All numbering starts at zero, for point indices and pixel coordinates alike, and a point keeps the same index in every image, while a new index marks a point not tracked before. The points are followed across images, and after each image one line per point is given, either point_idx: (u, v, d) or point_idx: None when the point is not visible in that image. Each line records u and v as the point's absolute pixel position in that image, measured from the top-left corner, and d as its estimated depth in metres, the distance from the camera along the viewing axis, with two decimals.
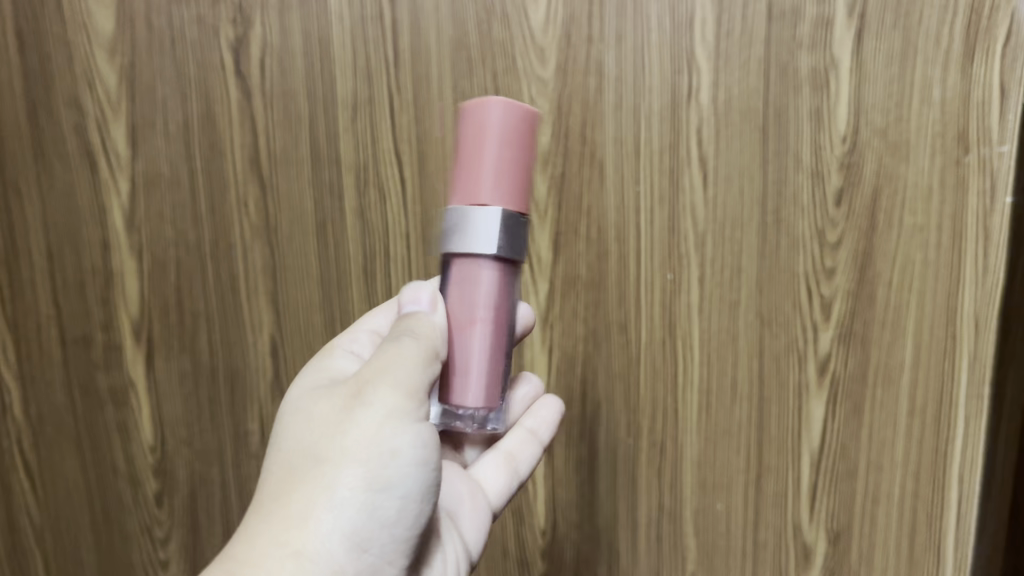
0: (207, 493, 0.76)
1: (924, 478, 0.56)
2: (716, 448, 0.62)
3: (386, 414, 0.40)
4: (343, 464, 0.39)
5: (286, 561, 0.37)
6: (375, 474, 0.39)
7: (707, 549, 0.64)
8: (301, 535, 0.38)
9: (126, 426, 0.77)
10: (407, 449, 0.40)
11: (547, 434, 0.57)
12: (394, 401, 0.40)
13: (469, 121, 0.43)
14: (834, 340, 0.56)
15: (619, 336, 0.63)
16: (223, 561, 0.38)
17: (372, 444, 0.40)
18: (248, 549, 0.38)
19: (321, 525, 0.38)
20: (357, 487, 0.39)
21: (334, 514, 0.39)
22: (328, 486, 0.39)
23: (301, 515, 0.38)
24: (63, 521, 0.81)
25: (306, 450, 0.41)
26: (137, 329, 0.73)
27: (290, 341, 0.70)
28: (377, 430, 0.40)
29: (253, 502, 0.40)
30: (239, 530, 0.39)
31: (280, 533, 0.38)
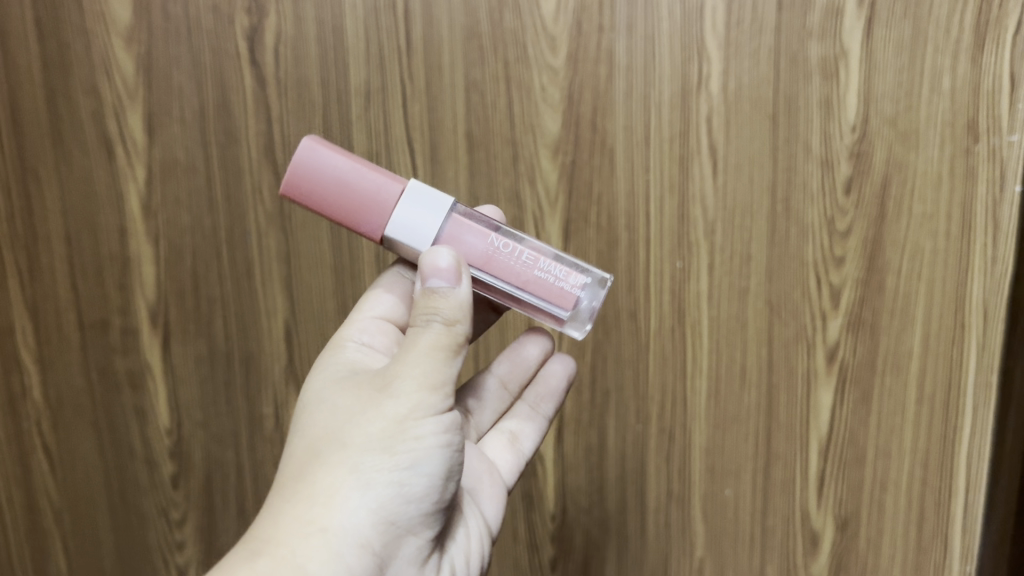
0: (223, 475, 0.77)
1: (932, 466, 0.57)
2: (725, 434, 0.63)
3: (408, 402, 0.41)
4: (366, 449, 0.41)
5: (311, 535, 0.39)
6: (398, 459, 0.41)
7: (715, 534, 0.65)
8: (326, 513, 0.40)
9: (143, 409, 0.78)
10: (430, 433, 0.41)
11: (552, 405, 0.57)
12: (420, 390, 0.41)
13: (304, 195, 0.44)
14: (843, 328, 0.57)
15: (628, 323, 0.63)
16: (252, 538, 0.40)
17: (395, 429, 0.41)
18: (274, 528, 0.40)
19: (346, 503, 0.40)
20: (381, 470, 0.41)
21: (359, 493, 0.40)
22: (354, 467, 0.41)
23: (327, 495, 0.40)
24: (82, 501, 0.82)
25: (329, 437, 0.42)
26: (154, 314, 0.74)
27: (304, 326, 0.71)
28: (400, 418, 0.41)
29: (281, 483, 0.42)
30: (268, 509, 0.41)
31: (306, 511, 0.40)
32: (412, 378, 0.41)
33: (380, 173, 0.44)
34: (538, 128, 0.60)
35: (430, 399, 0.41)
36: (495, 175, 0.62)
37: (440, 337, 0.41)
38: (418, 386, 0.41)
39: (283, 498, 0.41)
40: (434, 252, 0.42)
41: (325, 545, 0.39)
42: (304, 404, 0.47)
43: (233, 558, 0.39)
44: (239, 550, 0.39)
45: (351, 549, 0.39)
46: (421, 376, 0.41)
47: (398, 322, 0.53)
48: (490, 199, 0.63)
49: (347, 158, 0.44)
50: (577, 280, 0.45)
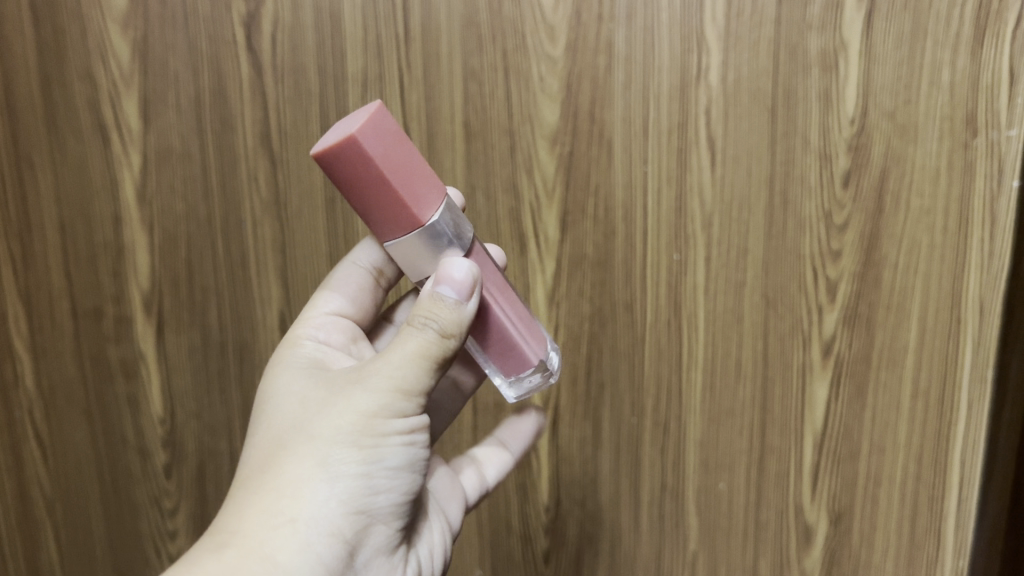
0: (215, 466, 0.77)
1: (927, 461, 0.57)
2: (719, 428, 0.63)
3: (378, 399, 0.41)
4: (336, 442, 0.41)
5: (281, 526, 0.40)
6: (366, 453, 0.41)
7: (709, 528, 0.65)
8: (294, 504, 0.40)
9: (135, 398, 0.78)
10: (397, 430, 0.41)
11: (522, 443, 0.60)
12: (393, 388, 0.41)
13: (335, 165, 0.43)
14: (839, 322, 0.57)
15: (625, 315, 0.63)
16: (218, 529, 0.40)
17: (364, 425, 0.41)
18: (243, 518, 0.40)
19: (316, 495, 0.40)
20: (350, 463, 0.41)
21: (329, 485, 0.41)
22: (324, 460, 0.41)
23: (294, 488, 0.40)
24: (74, 489, 0.82)
25: (299, 427, 0.42)
26: (148, 302, 0.74)
27: (297, 316, 0.70)
28: (370, 414, 0.41)
29: (248, 471, 0.43)
30: (236, 497, 0.41)
31: (275, 503, 0.40)
32: (385, 374, 0.41)
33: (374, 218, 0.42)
34: (535, 118, 0.60)
35: (401, 399, 0.41)
36: (492, 165, 0.62)
37: (432, 343, 0.41)
38: (392, 385, 0.41)
39: (250, 487, 0.41)
40: (459, 275, 0.41)
41: (294, 534, 0.40)
42: (269, 393, 0.46)
43: (200, 548, 0.39)
44: (208, 539, 0.40)
45: (321, 539, 0.40)
46: (393, 374, 0.41)
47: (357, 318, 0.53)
48: (488, 189, 0.63)
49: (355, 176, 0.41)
50: (517, 367, 0.47)
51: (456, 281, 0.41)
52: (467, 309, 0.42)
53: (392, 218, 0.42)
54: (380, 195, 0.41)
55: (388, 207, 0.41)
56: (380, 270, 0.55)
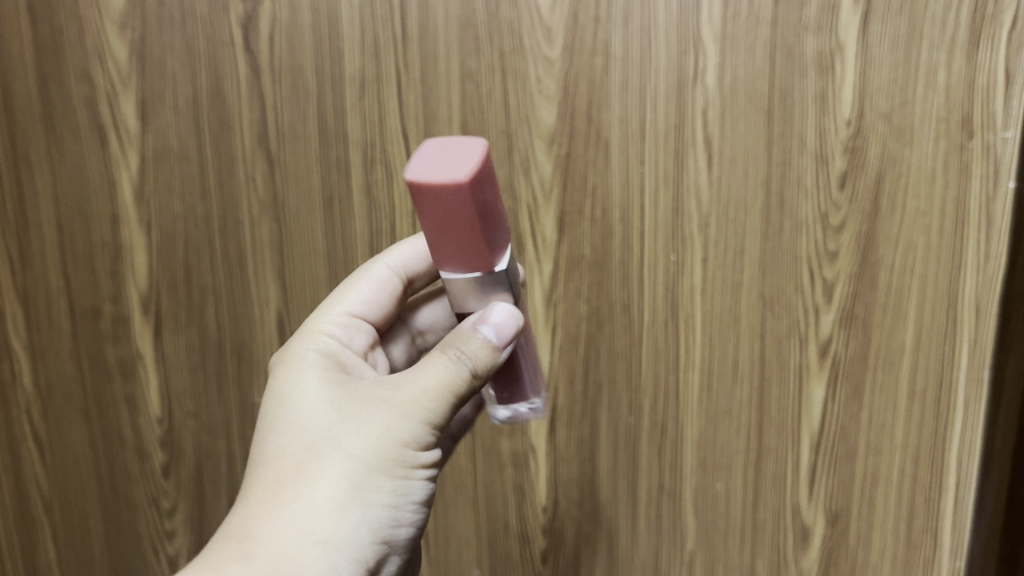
0: (213, 465, 0.77)
1: (923, 461, 0.57)
2: (716, 428, 0.63)
3: (413, 428, 0.41)
4: (372, 465, 0.40)
5: (313, 548, 0.38)
6: (395, 483, 0.41)
7: (706, 528, 0.65)
8: (326, 525, 0.39)
9: (133, 398, 0.78)
10: (423, 463, 0.42)
11: None
12: (430, 415, 0.41)
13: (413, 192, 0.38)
14: (835, 323, 0.57)
15: (622, 316, 0.63)
16: (243, 541, 0.38)
17: (400, 451, 0.41)
18: (271, 533, 0.38)
19: (348, 519, 0.40)
20: (381, 491, 0.41)
21: (360, 509, 0.40)
22: (357, 483, 0.40)
23: (326, 508, 0.39)
24: (72, 489, 0.82)
25: (328, 440, 0.41)
26: (146, 302, 0.74)
27: (296, 316, 0.70)
28: (406, 440, 0.41)
29: (265, 477, 0.40)
30: (256, 508, 0.39)
31: (307, 522, 0.39)
32: (423, 403, 0.41)
33: (449, 258, 0.39)
34: (533, 119, 0.60)
35: (434, 428, 0.42)
36: None
37: (462, 375, 0.42)
38: (429, 412, 0.41)
39: (274, 498, 0.39)
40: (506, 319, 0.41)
41: (325, 559, 0.39)
42: (279, 393, 0.44)
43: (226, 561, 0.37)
44: (233, 550, 0.38)
45: (348, 566, 0.39)
46: (431, 404, 0.41)
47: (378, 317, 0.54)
48: None
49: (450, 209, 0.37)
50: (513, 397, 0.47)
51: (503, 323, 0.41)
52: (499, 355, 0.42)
53: (470, 260, 0.39)
54: (468, 236, 0.37)
55: (468, 252, 0.38)
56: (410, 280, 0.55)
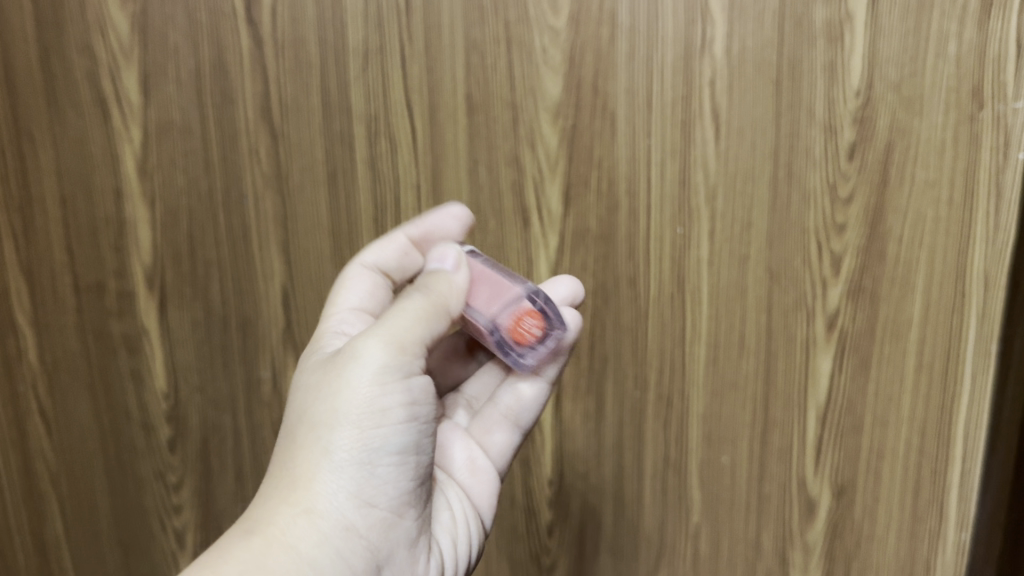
0: (219, 440, 0.77)
1: (929, 434, 0.57)
2: (722, 402, 0.63)
3: (368, 377, 0.42)
4: (337, 426, 0.42)
5: (297, 517, 0.41)
6: (369, 434, 0.42)
7: (711, 501, 0.65)
8: (307, 495, 0.42)
9: (138, 372, 0.78)
10: (396, 404, 0.43)
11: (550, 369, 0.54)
12: (380, 360, 0.43)
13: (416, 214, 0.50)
14: (843, 296, 0.57)
15: (627, 289, 0.63)
16: (241, 522, 0.41)
17: (361, 404, 0.42)
18: (263, 511, 0.41)
19: (327, 483, 0.42)
20: (355, 444, 0.42)
21: (336, 471, 0.42)
22: (327, 447, 0.42)
23: (307, 477, 0.42)
24: (78, 464, 0.82)
25: (303, 417, 0.44)
26: (150, 277, 0.74)
27: (300, 291, 0.70)
28: (366, 392, 0.42)
29: (267, 469, 0.44)
30: (255, 494, 0.43)
31: (290, 493, 0.42)
32: (377, 346, 0.43)
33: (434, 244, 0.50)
34: (538, 91, 0.60)
35: (393, 373, 0.43)
36: (495, 137, 0.62)
37: (418, 305, 0.45)
38: (380, 358, 0.43)
39: (268, 484, 0.43)
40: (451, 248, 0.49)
41: (312, 525, 0.41)
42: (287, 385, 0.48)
43: (222, 544, 0.41)
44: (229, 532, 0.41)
45: (339, 529, 0.41)
46: (384, 343, 0.43)
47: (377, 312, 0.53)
48: (490, 162, 0.63)
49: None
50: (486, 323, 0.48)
51: (454, 249, 0.49)
52: (457, 276, 0.48)
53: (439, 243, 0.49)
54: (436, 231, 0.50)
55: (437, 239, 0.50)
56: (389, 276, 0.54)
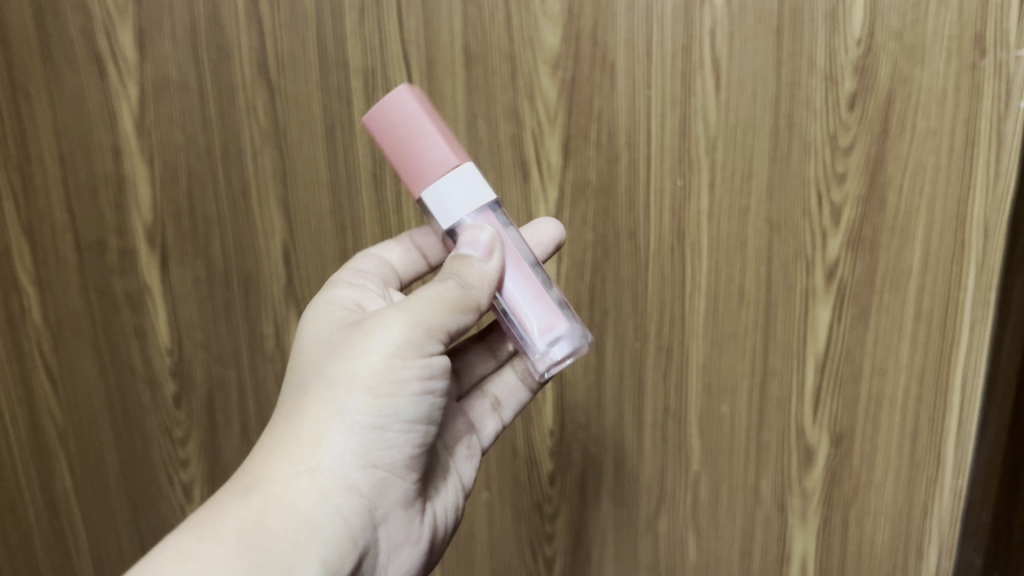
0: (225, 394, 0.78)
1: (928, 382, 0.58)
2: (722, 352, 0.63)
3: (390, 349, 0.43)
4: (351, 390, 0.43)
5: (300, 475, 0.41)
6: (381, 404, 0.43)
7: (711, 450, 0.66)
8: (313, 453, 0.42)
9: (142, 329, 0.78)
10: (413, 378, 0.43)
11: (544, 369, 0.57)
12: (404, 334, 0.43)
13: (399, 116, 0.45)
14: (842, 245, 0.57)
15: (627, 242, 0.63)
16: (243, 473, 0.42)
17: (380, 373, 0.42)
18: (265, 466, 0.42)
19: (334, 444, 0.42)
20: (366, 412, 0.42)
21: (344, 434, 0.42)
22: (339, 410, 0.42)
23: (314, 436, 0.42)
24: (85, 420, 0.83)
25: (316, 376, 0.44)
26: (151, 234, 0.74)
27: (301, 247, 0.70)
28: (386, 362, 0.43)
29: (271, 421, 0.44)
30: (258, 445, 0.43)
31: (296, 450, 0.42)
32: (405, 322, 0.43)
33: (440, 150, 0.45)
34: (537, 42, 0.59)
35: (416, 347, 0.43)
36: (493, 90, 0.61)
37: (451, 292, 0.44)
38: (404, 332, 0.43)
39: (272, 437, 0.43)
40: (486, 230, 0.45)
41: (315, 485, 0.42)
42: (297, 341, 0.48)
43: (224, 496, 0.41)
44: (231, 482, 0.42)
45: (340, 489, 0.42)
46: (410, 319, 0.43)
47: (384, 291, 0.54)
48: (489, 116, 0.62)
49: (384, 142, 0.46)
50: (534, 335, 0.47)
51: (491, 232, 0.45)
52: (489, 268, 0.45)
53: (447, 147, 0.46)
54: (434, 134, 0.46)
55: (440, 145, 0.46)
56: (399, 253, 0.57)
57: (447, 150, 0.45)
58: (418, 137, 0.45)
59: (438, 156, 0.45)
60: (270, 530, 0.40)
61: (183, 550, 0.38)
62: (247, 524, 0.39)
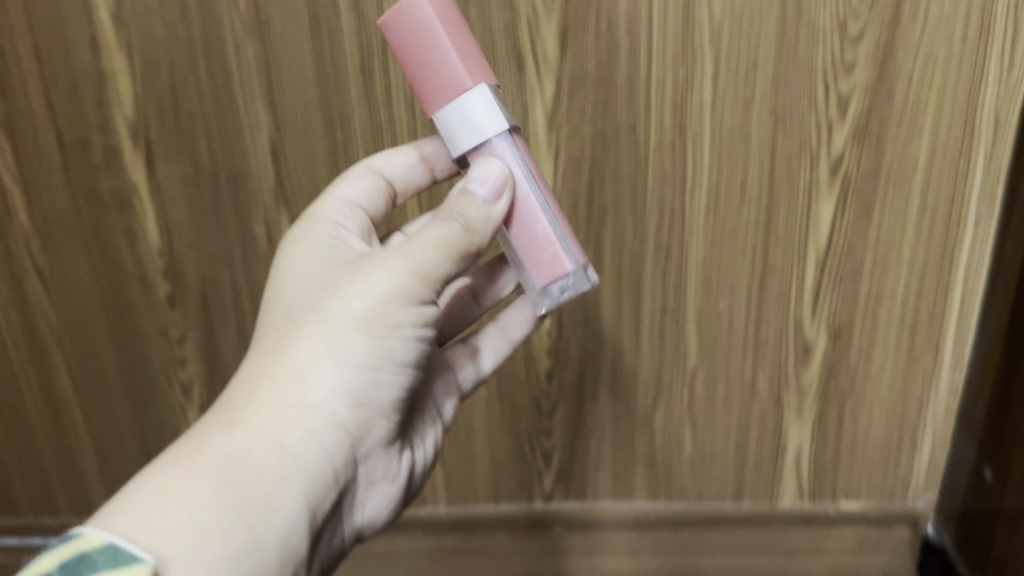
0: (219, 294, 0.73)
1: (929, 276, 0.62)
2: (722, 248, 0.62)
3: (389, 292, 0.41)
4: (344, 329, 0.41)
5: (287, 410, 0.40)
6: (373, 346, 0.42)
7: (708, 345, 0.67)
8: (302, 388, 0.41)
9: (133, 232, 0.71)
10: (409, 322, 0.42)
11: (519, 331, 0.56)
12: (404, 276, 0.42)
13: (411, 25, 0.42)
14: (847, 139, 0.58)
15: (627, 137, 0.59)
16: (226, 405, 0.41)
17: (376, 314, 0.41)
18: (250, 399, 0.40)
19: (324, 380, 0.41)
20: (358, 351, 0.41)
21: (336, 372, 0.41)
22: (331, 347, 0.41)
23: (304, 372, 0.41)
24: (81, 325, 0.76)
25: (308, 309, 0.42)
26: (135, 130, 0.66)
27: (290, 143, 0.65)
28: (383, 302, 0.41)
29: (254, 351, 0.43)
30: (242, 376, 0.42)
31: (284, 385, 0.41)
32: (406, 264, 0.42)
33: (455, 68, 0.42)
34: None
35: (414, 291, 0.42)
36: None
37: (455, 237, 0.42)
38: (404, 275, 0.42)
39: (257, 368, 0.42)
40: (495, 167, 0.43)
41: (302, 421, 0.41)
42: (283, 270, 0.46)
43: (206, 427, 0.40)
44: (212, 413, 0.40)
45: (327, 426, 0.41)
46: (412, 262, 0.42)
47: (370, 213, 0.51)
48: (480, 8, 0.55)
49: (398, 46, 0.43)
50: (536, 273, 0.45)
51: (501, 169, 0.43)
52: (495, 210, 0.43)
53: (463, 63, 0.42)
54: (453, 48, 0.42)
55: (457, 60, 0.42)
56: (391, 183, 0.53)
57: (462, 70, 0.42)
58: (435, 51, 0.42)
59: (452, 74, 0.42)
60: (255, 464, 0.39)
61: (163, 482, 0.37)
62: (231, 458, 0.38)
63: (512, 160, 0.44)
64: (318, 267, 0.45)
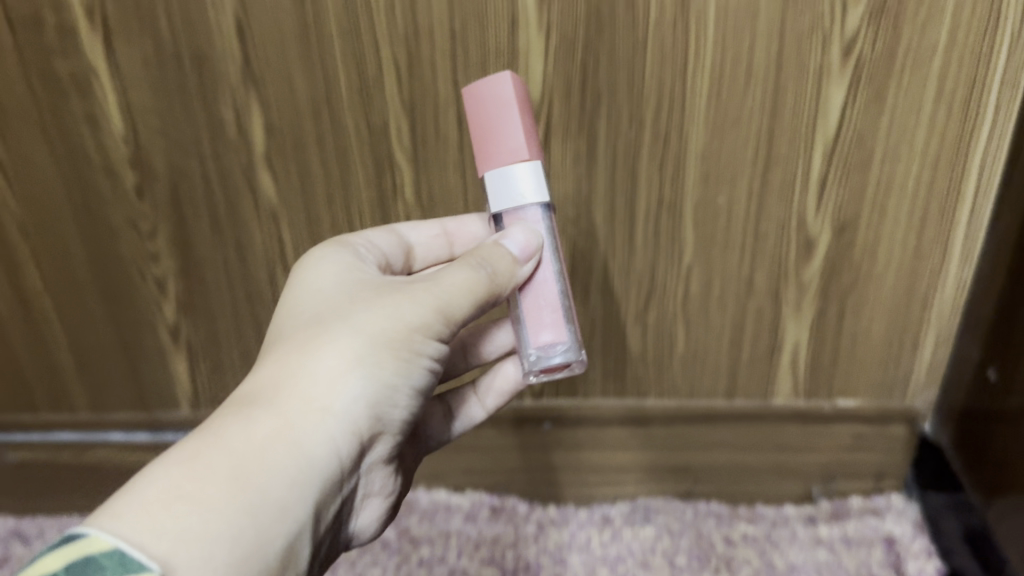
0: (190, 185, 0.68)
1: (941, 169, 0.59)
2: (723, 138, 0.58)
3: (420, 317, 0.42)
4: (374, 343, 0.41)
5: (312, 411, 0.39)
6: (390, 370, 0.41)
7: (705, 241, 0.63)
8: (327, 393, 0.39)
9: (95, 117, 0.65)
10: (426, 352, 0.42)
11: (495, 400, 0.55)
12: (432, 307, 0.42)
13: (487, 94, 0.44)
14: (863, 18, 0.53)
15: (624, 15, 0.54)
16: (245, 403, 0.39)
17: (404, 336, 0.41)
18: (273, 398, 0.39)
19: (349, 387, 0.40)
20: (381, 368, 0.41)
21: (361, 381, 0.40)
22: (359, 357, 0.40)
23: (330, 376, 0.40)
24: (47, 216, 0.71)
25: (336, 319, 0.42)
26: (88, 6, 0.60)
27: (257, 23, 0.59)
28: (411, 329, 0.41)
29: (270, 355, 0.41)
30: (262, 376, 0.40)
31: (309, 387, 0.39)
32: (438, 297, 0.42)
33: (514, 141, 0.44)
34: None
35: (437, 323, 0.42)
36: None
37: (483, 281, 0.43)
38: (434, 305, 0.42)
39: (278, 369, 0.40)
40: (528, 232, 0.44)
41: (324, 424, 0.39)
42: (299, 287, 0.45)
43: (225, 422, 0.37)
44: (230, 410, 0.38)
45: (345, 434, 0.40)
46: (442, 296, 0.42)
47: (389, 260, 0.52)
48: None
49: (472, 114, 0.45)
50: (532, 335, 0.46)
51: (534, 234, 0.44)
52: (522, 270, 0.44)
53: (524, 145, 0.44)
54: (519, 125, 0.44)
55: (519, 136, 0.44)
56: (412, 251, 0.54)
57: (522, 143, 0.44)
58: (502, 122, 0.44)
59: (511, 145, 0.44)
60: (275, 464, 0.36)
61: (174, 479, 0.34)
62: (245, 458, 0.36)
63: (544, 231, 0.45)
64: (339, 285, 0.44)
